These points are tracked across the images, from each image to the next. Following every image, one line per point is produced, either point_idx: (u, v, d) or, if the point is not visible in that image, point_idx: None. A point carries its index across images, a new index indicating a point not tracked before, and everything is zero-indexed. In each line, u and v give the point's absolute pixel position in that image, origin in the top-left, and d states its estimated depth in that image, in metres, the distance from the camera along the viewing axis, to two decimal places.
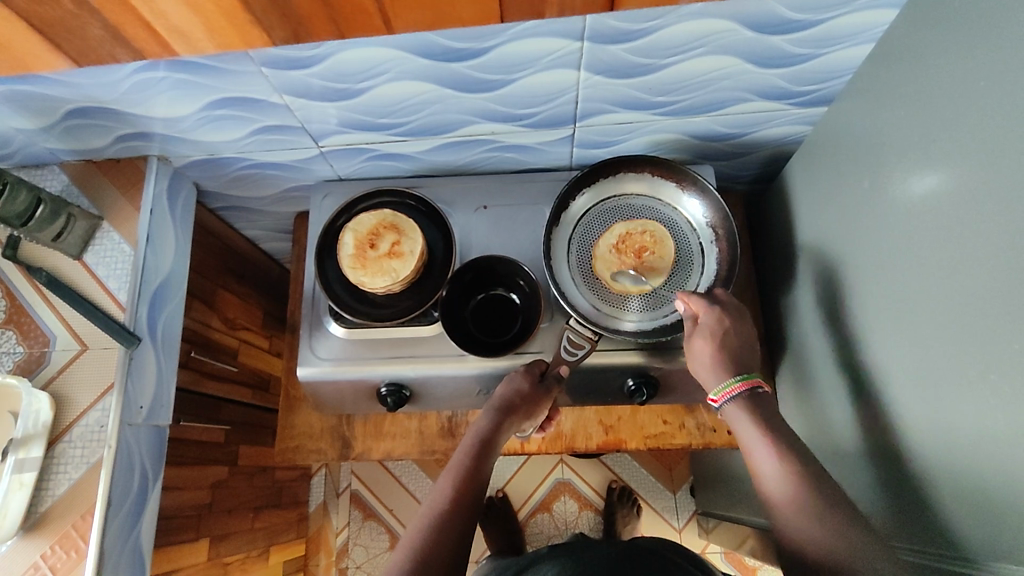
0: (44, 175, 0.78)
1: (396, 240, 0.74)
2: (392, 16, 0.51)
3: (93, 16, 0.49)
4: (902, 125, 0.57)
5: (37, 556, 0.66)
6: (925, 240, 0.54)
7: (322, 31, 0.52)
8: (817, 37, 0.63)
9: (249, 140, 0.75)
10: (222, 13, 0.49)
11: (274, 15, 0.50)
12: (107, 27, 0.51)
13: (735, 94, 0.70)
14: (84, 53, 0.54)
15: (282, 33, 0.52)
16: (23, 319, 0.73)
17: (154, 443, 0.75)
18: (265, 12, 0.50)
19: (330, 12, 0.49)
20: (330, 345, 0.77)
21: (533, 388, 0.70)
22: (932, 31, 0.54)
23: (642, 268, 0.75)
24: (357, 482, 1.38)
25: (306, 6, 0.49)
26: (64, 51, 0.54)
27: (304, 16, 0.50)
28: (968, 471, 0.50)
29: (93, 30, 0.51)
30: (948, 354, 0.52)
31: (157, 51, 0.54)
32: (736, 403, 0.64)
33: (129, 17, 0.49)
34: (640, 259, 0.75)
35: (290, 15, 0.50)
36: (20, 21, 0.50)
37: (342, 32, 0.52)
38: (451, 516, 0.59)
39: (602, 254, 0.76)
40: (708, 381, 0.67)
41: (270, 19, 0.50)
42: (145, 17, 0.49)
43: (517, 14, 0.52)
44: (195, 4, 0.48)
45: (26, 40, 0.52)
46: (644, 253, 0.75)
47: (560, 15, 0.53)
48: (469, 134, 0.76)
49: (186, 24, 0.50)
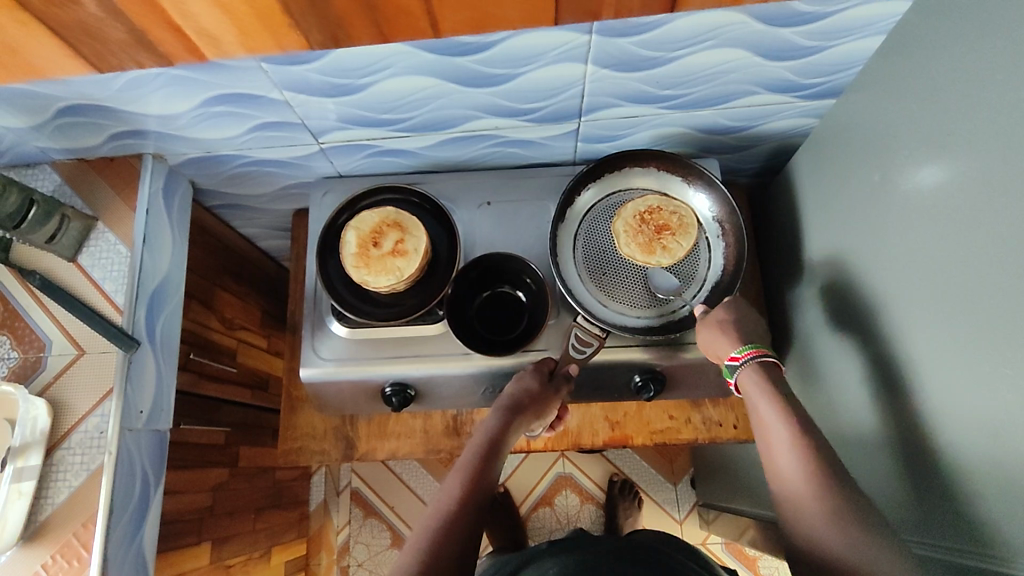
0: (35, 175, 0.76)
1: (400, 237, 0.72)
2: (436, 18, 0.52)
3: (116, 19, 0.49)
4: (913, 118, 0.57)
5: (38, 566, 0.64)
6: (942, 234, 0.53)
7: (365, 33, 0.53)
8: (826, 29, 0.62)
9: (247, 136, 0.74)
10: (257, 16, 0.50)
11: (314, 17, 0.50)
12: (130, 29, 0.50)
13: (742, 87, 0.70)
14: (101, 56, 0.54)
15: (319, 36, 0.53)
16: (17, 324, 0.71)
17: (155, 448, 0.73)
18: (303, 14, 0.50)
19: (372, 14, 0.50)
20: (332, 345, 0.76)
21: (541, 387, 0.68)
22: (944, 24, 0.53)
23: (656, 242, 0.73)
24: (357, 481, 1.36)
25: (348, 10, 0.49)
26: (76, 52, 0.53)
27: (342, 18, 0.50)
28: (986, 465, 0.49)
29: (114, 33, 0.51)
30: (964, 350, 0.51)
31: (182, 56, 0.55)
32: (752, 364, 0.64)
33: (153, 19, 0.49)
34: (657, 234, 0.73)
35: (330, 18, 0.50)
36: (34, 16, 0.48)
37: (383, 33, 0.53)
38: (460, 516, 0.58)
39: (622, 215, 0.75)
40: (724, 343, 0.67)
41: (309, 22, 0.51)
42: (175, 19, 0.49)
43: (568, 15, 0.53)
44: (227, 8, 0.48)
45: (38, 43, 0.52)
46: (663, 231, 0.73)
47: (615, 15, 0.54)
48: (473, 129, 0.75)
49: (215, 26, 0.51)
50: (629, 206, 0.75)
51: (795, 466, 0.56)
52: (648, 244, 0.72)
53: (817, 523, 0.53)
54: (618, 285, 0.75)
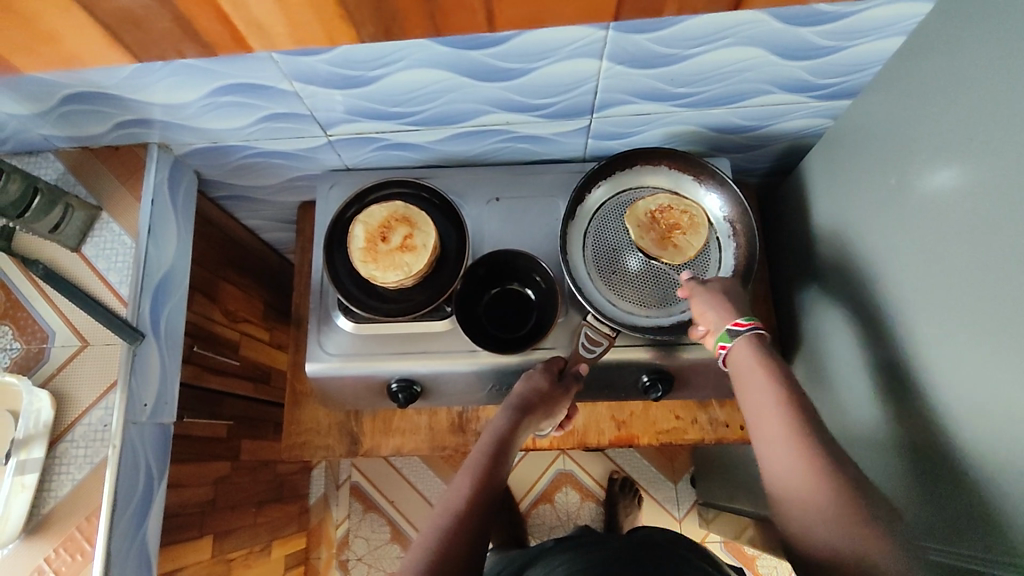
0: (38, 163, 0.75)
1: (408, 233, 0.72)
2: (494, 13, 0.52)
3: (164, 8, 0.49)
4: (933, 121, 0.56)
5: (42, 558, 0.64)
6: (958, 237, 0.53)
7: (418, 27, 0.53)
8: (845, 30, 0.61)
9: (255, 127, 0.73)
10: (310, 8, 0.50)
11: (370, 11, 0.51)
12: (177, 18, 0.50)
13: (755, 86, 0.69)
14: (141, 43, 0.54)
15: (371, 30, 0.53)
16: (19, 315, 0.70)
17: (159, 442, 0.73)
18: (358, 8, 0.50)
19: (430, 8, 0.51)
20: (337, 340, 0.75)
21: (551, 387, 0.68)
22: (966, 26, 0.52)
23: (666, 242, 0.72)
24: (357, 475, 1.36)
25: (406, 4, 0.50)
26: (116, 40, 0.53)
27: (399, 11, 0.51)
28: (992, 471, 0.49)
29: (159, 23, 0.51)
30: (978, 356, 0.51)
31: (229, 47, 0.54)
32: (753, 335, 0.61)
33: (206, 10, 0.49)
34: (668, 234, 0.73)
35: (385, 11, 0.51)
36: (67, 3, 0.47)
37: (437, 27, 0.53)
38: (469, 516, 0.57)
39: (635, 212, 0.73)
40: (724, 314, 0.64)
41: (364, 16, 0.51)
42: (228, 10, 0.49)
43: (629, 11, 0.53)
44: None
45: (80, 30, 0.51)
46: (673, 230, 0.73)
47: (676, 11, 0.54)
48: (483, 124, 0.74)
49: (267, 17, 0.51)
50: (640, 205, 0.74)
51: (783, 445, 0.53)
52: (659, 244, 0.72)
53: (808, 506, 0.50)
54: (627, 284, 0.74)
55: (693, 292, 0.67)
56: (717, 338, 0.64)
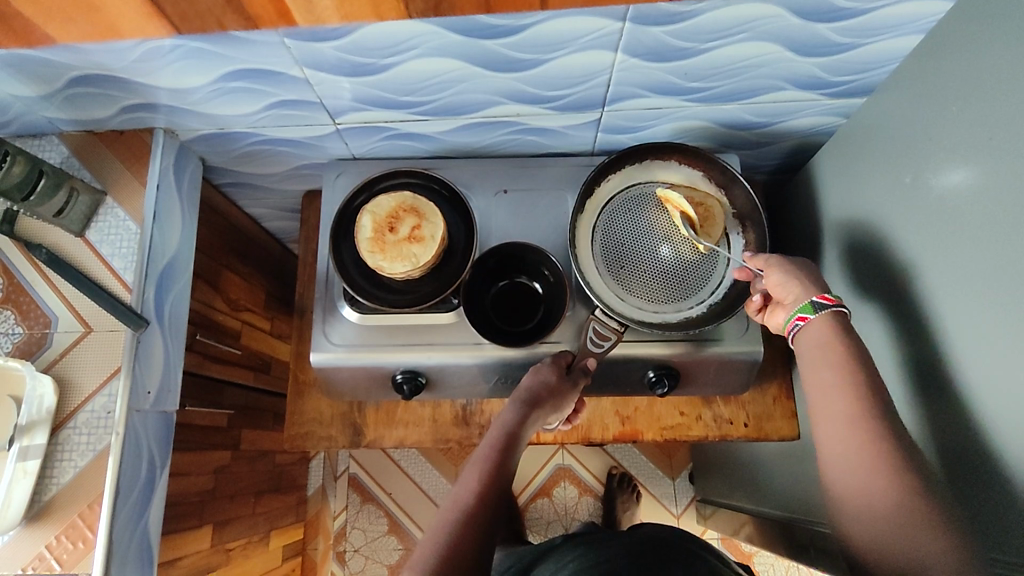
0: (42, 146, 0.74)
1: (416, 223, 0.71)
2: None
3: None
4: (949, 120, 0.56)
5: (42, 546, 0.63)
6: (975, 237, 0.53)
7: (469, 5, 0.53)
8: (862, 26, 0.61)
9: (263, 114, 0.72)
10: None
11: None
12: None
13: (769, 82, 0.69)
14: (185, 18, 0.54)
15: (421, 5, 0.53)
16: (22, 299, 0.69)
17: (162, 430, 0.72)
18: None
19: None
20: (342, 330, 0.75)
21: (559, 381, 0.68)
22: (985, 24, 0.52)
23: None
24: (355, 466, 1.35)
25: None
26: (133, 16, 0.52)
27: None
28: (1007, 471, 0.49)
29: None
30: (993, 356, 0.51)
31: (270, 18, 0.53)
32: (836, 312, 0.61)
33: None
34: None
35: None
36: None
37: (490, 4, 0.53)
38: (478, 511, 0.57)
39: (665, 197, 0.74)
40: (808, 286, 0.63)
41: None
42: None
43: None
44: None
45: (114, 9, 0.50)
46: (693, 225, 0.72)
47: None
48: (493, 115, 0.74)
49: None
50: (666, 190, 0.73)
51: (848, 439, 0.54)
52: None
53: (864, 497, 0.52)
54: (635, 279, 0.74)
55: (766, 266, 0.66)
56: (794, 309, 0.63)
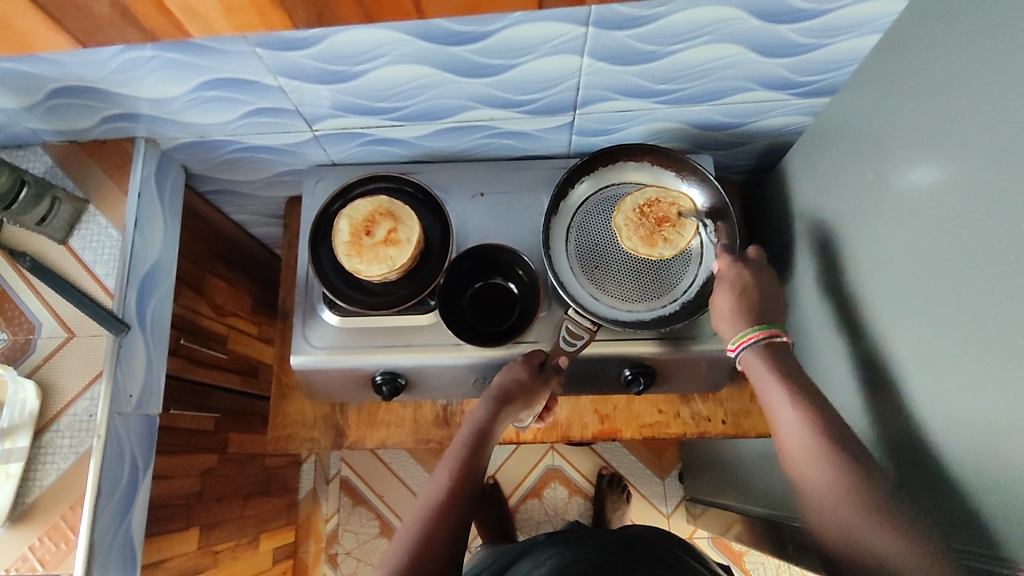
0: (26, 156, 0.75)
1: (392, 227, 0.72)
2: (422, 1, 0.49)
3: None
4: (907, 117, 0.56)
5: (26, 548, 0.64)
6: (930, 232, 0.53)
7: (348, 14, 0.50)
8: (823, 27, 0.62)
9: (241, 122, 0.73)
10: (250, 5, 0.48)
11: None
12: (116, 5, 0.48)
13: (736, 83, 0.70)
14: (87, 31, 0.51)
15: (304, 15, 0.50)
16: (5, 306, 0.70)
17: (144, 432, 0.74)
18: None
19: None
20: (322, 332, 0.76)
21: (531, 377, 0.69)
22: (937, 23, 0.53)
23: (657, 234, 0.73)
24: (346, 470, 1.37)
25: None
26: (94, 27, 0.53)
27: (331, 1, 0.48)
28: (961, 463, 0.50)
29: (99, 8, 0.49)
30: (946, 349, 0.51)
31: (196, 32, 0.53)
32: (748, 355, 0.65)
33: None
34: (658, 227, 0.73)
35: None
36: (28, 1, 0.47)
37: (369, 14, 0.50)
38: (451, 506, 0.58)
39: (614, 226, 0.74)
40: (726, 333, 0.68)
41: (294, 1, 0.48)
42: None
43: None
44: None
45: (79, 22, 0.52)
46: (663, 223, 0.73)
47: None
48: (467, 119, 0.75)
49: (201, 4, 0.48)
50: (613, 220, 0.74)
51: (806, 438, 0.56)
52: (650, 237, 0.72)
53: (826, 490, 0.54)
54: (609, 279, 0.75)
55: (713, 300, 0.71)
56: None
